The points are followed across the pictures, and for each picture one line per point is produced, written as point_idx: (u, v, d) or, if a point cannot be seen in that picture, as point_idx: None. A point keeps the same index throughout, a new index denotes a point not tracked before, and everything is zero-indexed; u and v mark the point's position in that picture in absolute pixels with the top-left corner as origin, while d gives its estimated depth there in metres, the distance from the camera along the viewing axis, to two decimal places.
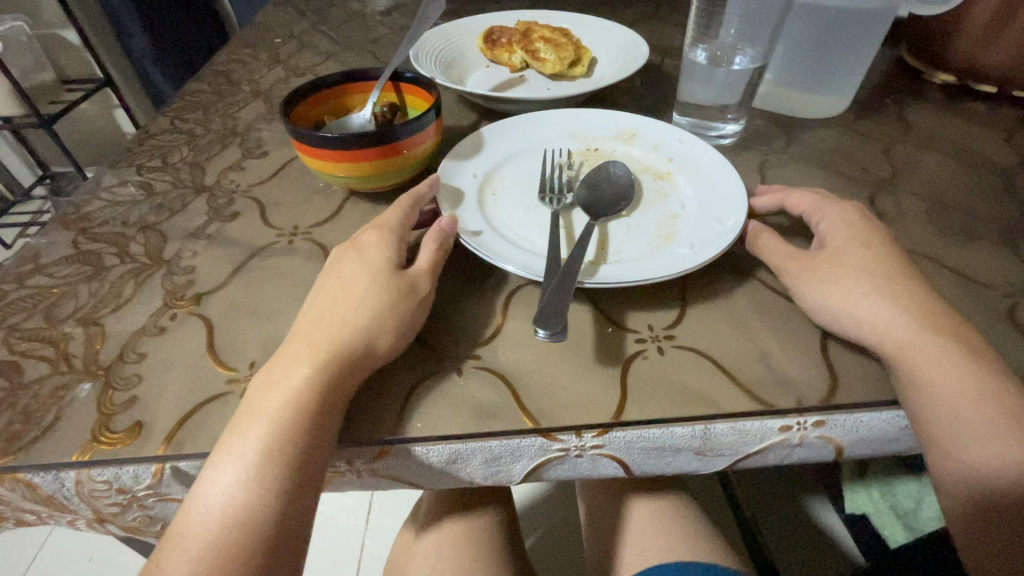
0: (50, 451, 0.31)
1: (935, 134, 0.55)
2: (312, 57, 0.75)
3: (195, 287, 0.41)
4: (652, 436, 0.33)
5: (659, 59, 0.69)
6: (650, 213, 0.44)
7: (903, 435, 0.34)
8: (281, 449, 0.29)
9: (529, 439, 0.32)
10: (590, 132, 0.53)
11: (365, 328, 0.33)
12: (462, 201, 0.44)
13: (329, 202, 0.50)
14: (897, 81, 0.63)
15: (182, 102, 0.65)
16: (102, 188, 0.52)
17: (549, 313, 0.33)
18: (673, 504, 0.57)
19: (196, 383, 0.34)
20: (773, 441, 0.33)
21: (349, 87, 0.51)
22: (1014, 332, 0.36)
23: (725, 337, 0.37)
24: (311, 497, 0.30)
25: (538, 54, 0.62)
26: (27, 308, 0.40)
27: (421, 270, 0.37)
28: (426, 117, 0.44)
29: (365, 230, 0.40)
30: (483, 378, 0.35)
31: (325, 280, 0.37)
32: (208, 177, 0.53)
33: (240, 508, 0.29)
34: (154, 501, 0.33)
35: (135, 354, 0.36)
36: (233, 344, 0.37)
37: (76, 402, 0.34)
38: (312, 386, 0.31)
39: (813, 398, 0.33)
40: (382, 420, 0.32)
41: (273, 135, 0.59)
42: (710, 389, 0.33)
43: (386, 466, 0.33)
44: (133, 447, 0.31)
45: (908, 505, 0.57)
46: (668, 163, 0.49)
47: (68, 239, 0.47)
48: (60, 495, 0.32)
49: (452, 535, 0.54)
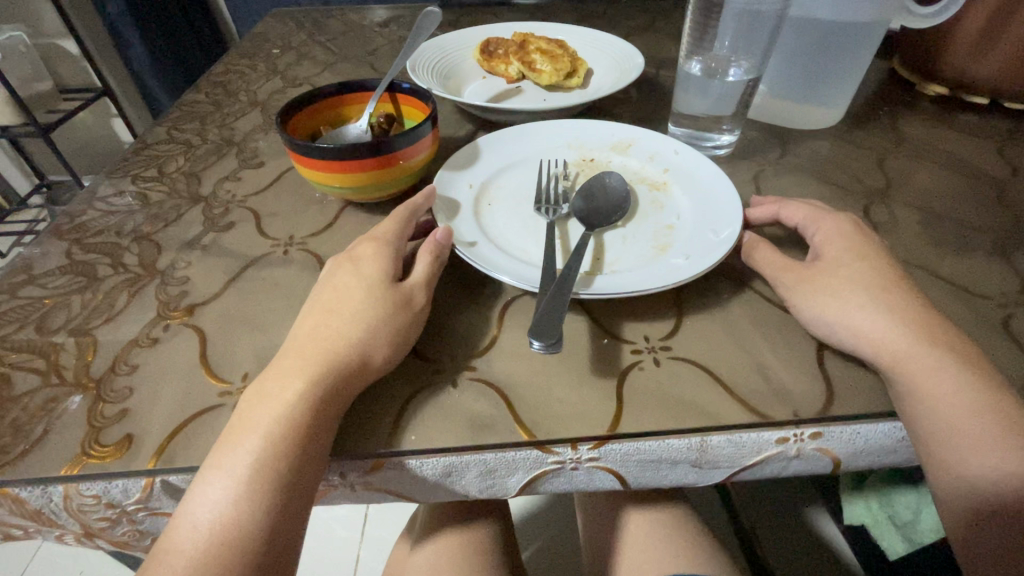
0: (39, 465, 0.31)
1: (928, 145, 0.56)
2: (310, 67, 0.75)
3: (189, 297, 0.41)
4: (648, 448, 0.32)
5: (654, 71, 0.69)
6: (646, 223, 0.44)
7: (900, 447, 0.34)
8: (273, 464, 0.29)
9: (525, 451, 0.32)
10: (587, 143, 0.54)
11: (360, 340, 0.33)
12: (458, 211, 0.44)
13: (325, 212, 0.50)
14: (891, 92, 0.64)
15: (180, 112, 0.65)
16: (97, 198, 0.52)
17: (546, 324, 0.33)
18: (671, 515, 0.57)
19: (189, 395, 0.34)
20: (770, 453, 0.33)
21: (346, 97, 0.51)
22: (1009, 343, 0.36)
23: (721, 348, 0.36)
24: (304, 512, 0.30)
25: (534, 65, 0.63)
26: (18, 319, 0.40)
27: (417, 281, 0.37)
28: (423, 128, 0.44)
29: (361, 241, 0.40)
30: (479, 390, 0.34)
31: (321, 291, 0.37)
32: (205, 187, 0.53)
33: (229, 525, 0.28)
34: (144, 516, 0.33)
35: (127, 366, 0.36)
36: (227, 355, 0.37)
37: (66, 415, 0.34)
38: (305, 399, 0.31)
39: (809, 409, 0.33)
40: (375, 433, 0.32)
41: (270, 145, 0.59)
42: (707, 401, 0.33)
43: (380, 479, 0.33)
44: (124, 460, 0.31)
45: (907, 516, 0.56)
46: (663, 173, 0.49)
47: (62, 249, 0.46)
48: (48, 509, 0.31)
49: (449, 548, 0.54)
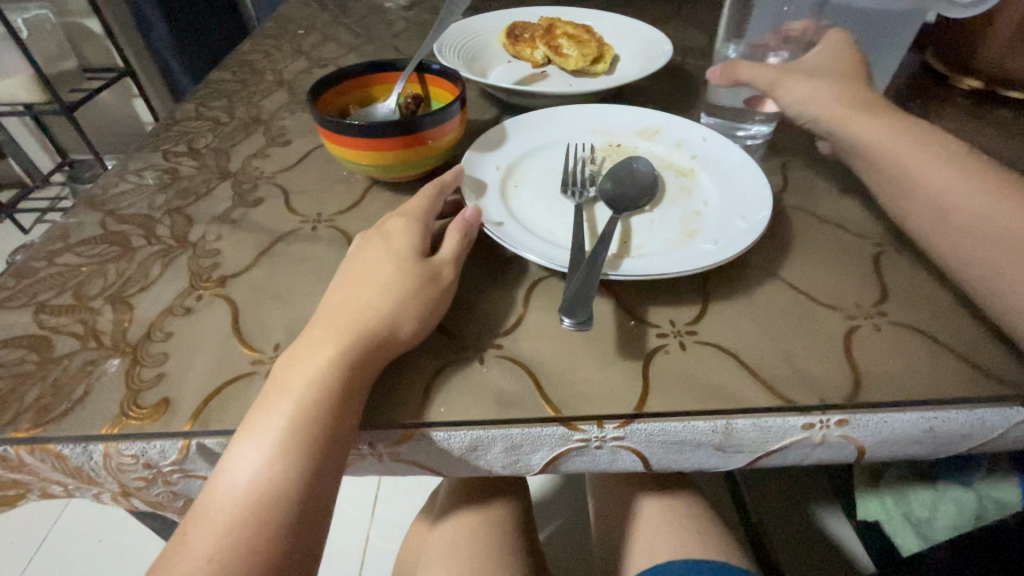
0: (79, 424, 0.32)
1: (961, 139, 0.55)
2: (335, 49, 0.76)
3: (220, 269, 0.42)
4: (674, 429, 0.33)
5: (681, 58, 0.69)
6: (673, 209, 0.44)
7: (927, 438, 0.34)
8: (307, 429, 0.30)
9: (550, 428, 0.32)
10: (613, 128, 0.53)
11: (390, 313, 0.34)
12: (485, 192, 0.44)
13: (352, 190, 0.50)
14: (924, 84, 0.63)
15: (207, 90, 0.66)
16: (129, 171, 0.53)
17: (574, 303, 0.33)
18: (684, 504, 0.57)
19: (223, 362, 0.35)
20: (795, 438, 0.33)
21: (374, 76, 0.51)
22: (992, 287, 0.37)
23: (747, 333, 0.36)
24: (335, 476, 0.31)
25: (561, 49, 0.63)
26: (56, 285, 0.41)
27: (445, 258, 0.37)
28: (452, 107, 0.44)
29: (390, 217, 0.40)
30: (506, 366, 0.35)
31: (352, 265, 0.37)
32: (233, 163, 0.54)
33: (265, 483, 0.29)
34: (178, 477, 0.33)
35: (162, 333, 0.37)
36: (258, 327, 0.37)
37: (104, 377, 0.34)
38: (337, 368, 0.31)
39: (836, 396, 0.33)
40: (405, 405, 0.33)
41: (296, 124, 0.59)
42: (733, 385, 0.33)
43: (408, 451, 0.33)
44: (160, 422, 0.32)
45: (923, 513, 0.55)
46: (691, 160, 0.49)
47: (96, 220, 0.47)
48: (88, 467, 0.32)
49: (468, 525, 0.55)
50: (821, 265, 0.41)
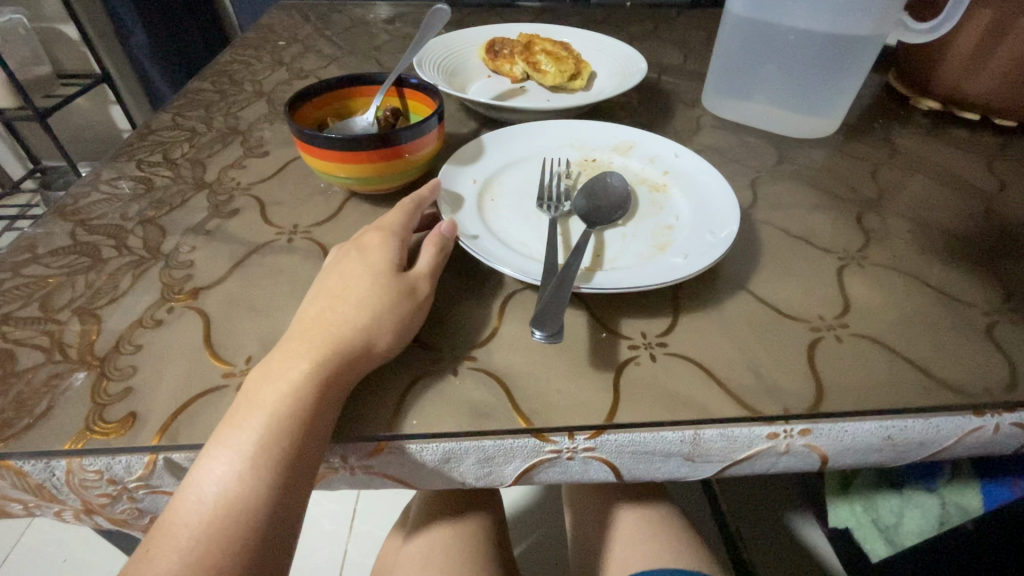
0: (42, 438, 0.31)
1: (920, 157, 0.57)
2: (315, 60, 0.76)
3: (192, 281, 0.41)
4: (644, 440, 0.33)
5: (656, 76, 0.71)
6: (645, 223, 0.45)
7: (886, 446, 0.35)
8: (278, 442, 0.30)
9: (522, 439, 0.33)
10: (588, 143, 0.55)
11: (364, 327, 0.34)
12: (462, 206, 0.45)
13: (329, 202, 0.50)
14: (886, 105, 0.66)
15: (185, 99, 0.66)
16: (101, 181, 0.52)
17: (546, 315, 0.33)
18: (659, 513, 0.58)
19: (192, 376, 0.35)
20: (761, 448, 0.34)
21: (353, 89, 0.52)
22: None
23: (715, 345, 0.37)
24: (306, 489, 0.30)
25: (540, 66, 0.64)
26: (22, 296, 0.40)
27: (422, 271, 0.37)
28: (429, 122, 0.45)
29: (367, 230, 0.40)
30: (479, 379, 0.35)
31: (328, 277, 0.37)
32: (210, 173, 0.53)
33: (234, 498, 0.29)
34: (144, 493, 0.33)
35: (131, 346, 0.36)
36: (230, 339, 0.37)
37: (70, 391, 0.34)
38: (311, 381, 0.31)
39: (800, 406, 0.34)
40: (378, 417, 0.33)
41: (275, 135, 0.59)
42: (701, 396, 0.34)
43: (380, 464, 0.33)
44: (126, 437, 0.31)
45: (890, 519, 0.56)
46: (663, 175, 0.50)
47: (66, 230, 0.46)
48: (50, 484, 0.31)
49: (444, 539, 0.54)
50: (787, 278, 0.43)
